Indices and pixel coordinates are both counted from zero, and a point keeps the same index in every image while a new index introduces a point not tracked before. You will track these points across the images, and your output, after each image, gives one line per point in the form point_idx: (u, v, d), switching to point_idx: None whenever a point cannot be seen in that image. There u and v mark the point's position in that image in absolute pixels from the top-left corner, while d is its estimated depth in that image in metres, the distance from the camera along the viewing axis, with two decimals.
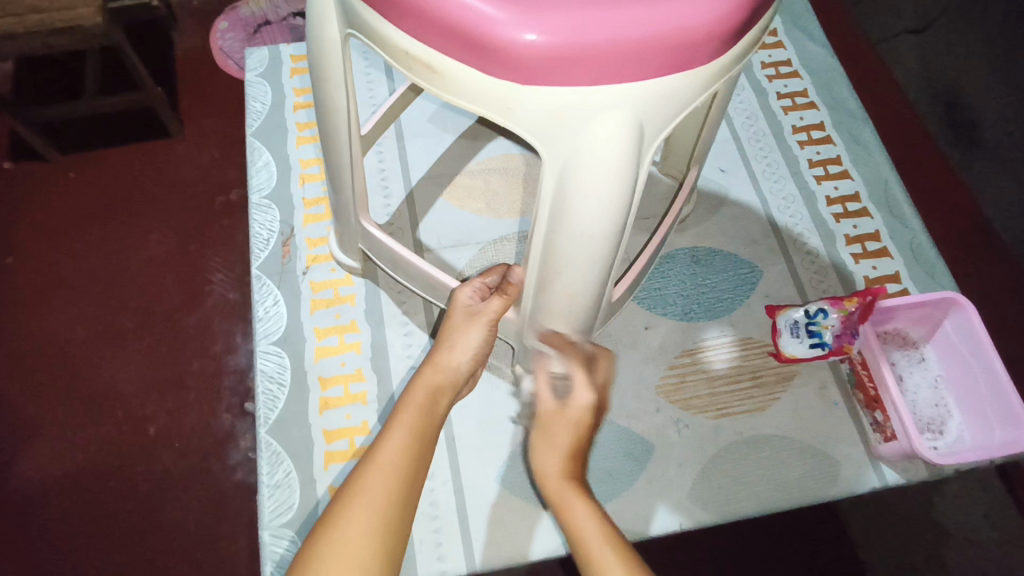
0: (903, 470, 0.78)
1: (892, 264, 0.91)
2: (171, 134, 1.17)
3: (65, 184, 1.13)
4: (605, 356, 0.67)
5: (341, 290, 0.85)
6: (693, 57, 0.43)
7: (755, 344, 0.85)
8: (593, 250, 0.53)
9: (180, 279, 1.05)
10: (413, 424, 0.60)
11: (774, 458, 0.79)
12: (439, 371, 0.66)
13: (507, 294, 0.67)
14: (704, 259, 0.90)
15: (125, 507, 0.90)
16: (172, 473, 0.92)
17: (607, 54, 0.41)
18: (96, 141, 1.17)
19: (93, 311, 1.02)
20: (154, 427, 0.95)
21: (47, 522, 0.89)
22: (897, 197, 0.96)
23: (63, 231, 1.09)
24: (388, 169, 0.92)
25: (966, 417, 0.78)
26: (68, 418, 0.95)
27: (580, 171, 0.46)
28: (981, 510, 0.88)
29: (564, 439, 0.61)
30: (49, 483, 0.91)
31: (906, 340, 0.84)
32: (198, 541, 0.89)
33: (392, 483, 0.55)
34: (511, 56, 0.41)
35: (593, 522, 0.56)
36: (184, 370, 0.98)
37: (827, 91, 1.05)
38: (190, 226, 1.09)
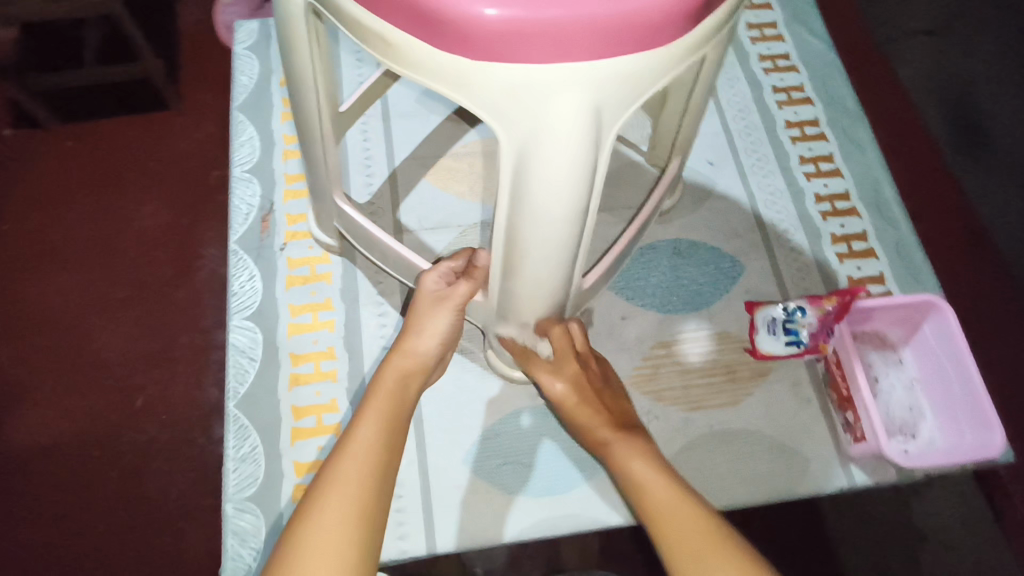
0: (872, 471, 0.78)
1: (877, 265, 0.90)
2: (170, 107, 1.17)
3: (63, 153, 1.12)
4: (551, 334, 0.70)
5: (318, 267, 0.84)
6: (653, 36, 0.42)
7: (732, 339, 0.84)
8: (555, 234, 0.52)
9: (172, 252, 1.05)
10: (385, 410, 0.61)
11: (742, 454, 0.78)
12: (406, 357, 0.67)
13: (475, 279, 0.66)
14: (685, 252, 0.89)
15: (109, 476, 0.91)
16: (157, 445, 0.92)
17: (562, 31, 0.39)
18: (94, 110, 1.16)
19: (84, 280, 1.02)
20: (141, 399, 0.95)
21: (33, 487, 0.90)
22: (887, 197, 0.95)
23: (58, 199, 1.08)
24: (371, 147, 0.92)
25: (939, 420, 0.77)
26: (55, 385, 0.95)
27: (537, 152, 0.45)
28: (962, 518, 0.87)
29: (579, 422, 0.69)
30: (35, 448, 0.92)
31: (884, 342, 0.83)
32: (180, 512, 0.89)
33: (365, 469, 0.56)
34: (463, 30, 0.40)
35: (649, 467, 0.62)
36: (174, 343, 0.98)
37: (823, 86, 1.03)
38: (184, 199, 1.09)
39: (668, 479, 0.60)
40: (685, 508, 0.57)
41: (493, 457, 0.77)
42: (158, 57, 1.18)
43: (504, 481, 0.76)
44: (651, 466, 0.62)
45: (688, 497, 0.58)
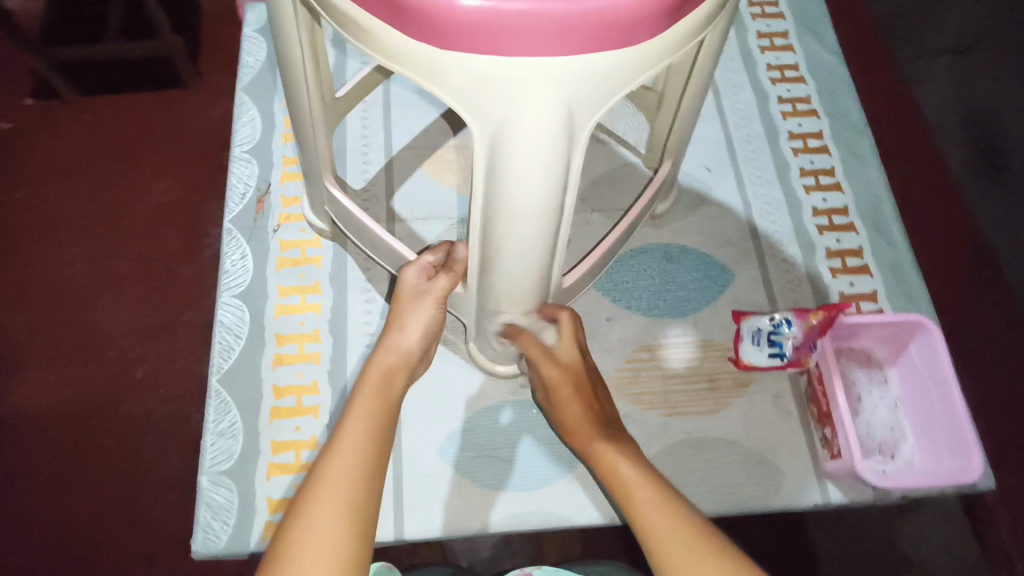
0: (848, 489, 0.77)
1: (870, 282, 0.89)
2: (188, 85, 1.18)
3: (80, 125, 1.14)
4: (563, 317, 0.67)
5: (309, 250, 0.85)
6: (624, 35, 0.41)
7: (717, 347, 0.84)
8: (529, 230, 0.52)
9: (181, 229, 1.06)
10: (374, 409, 0.58)
11: (717, 462, 0.78)
12: (391, 351, 0.65)
13: (454, 271, 0.67)
14: (676, 257, 0.89)
15: (106, 444, 0.92)
16: (155, 416, 0.94)
17: (530, 25, 0.39)
18: (113, 84, 1.18)
19: (92, 251, 1.04)
20: (140, 371, 0.96)
21: (33, 450, 0.92)
22: (886, 214, 0.94)
23: (72, 170, 1.10)
24: (370, 135, 0.92)
25: (919, 442, 0.76)
26: (59, 352, 0.97)
27: (509, 144, 0.45)
28: (946, 543, 0.86)
29: (567, 415, 0.66)
30: (36, 413, 0.94)
31: (870, 360, 0.82)
32: (172, 483, 0.91)
33: (358, 470, 0.52)
34: (433, 19, 0.40)
35: (626, 464, 0.59)
36: (176, 319, 1.00)
37: (830, 99, 1.02)
38: (195, 177, 1.10)
39: (646, 475, 0.57)
40: (651, 507, 0.54)
41: (467, 449, 0.78)
42: (177, 36, 1.20)
43: (476, 473, 0.77)
44: (632, 466, 0.58)
45: (659, 494, 0.54)
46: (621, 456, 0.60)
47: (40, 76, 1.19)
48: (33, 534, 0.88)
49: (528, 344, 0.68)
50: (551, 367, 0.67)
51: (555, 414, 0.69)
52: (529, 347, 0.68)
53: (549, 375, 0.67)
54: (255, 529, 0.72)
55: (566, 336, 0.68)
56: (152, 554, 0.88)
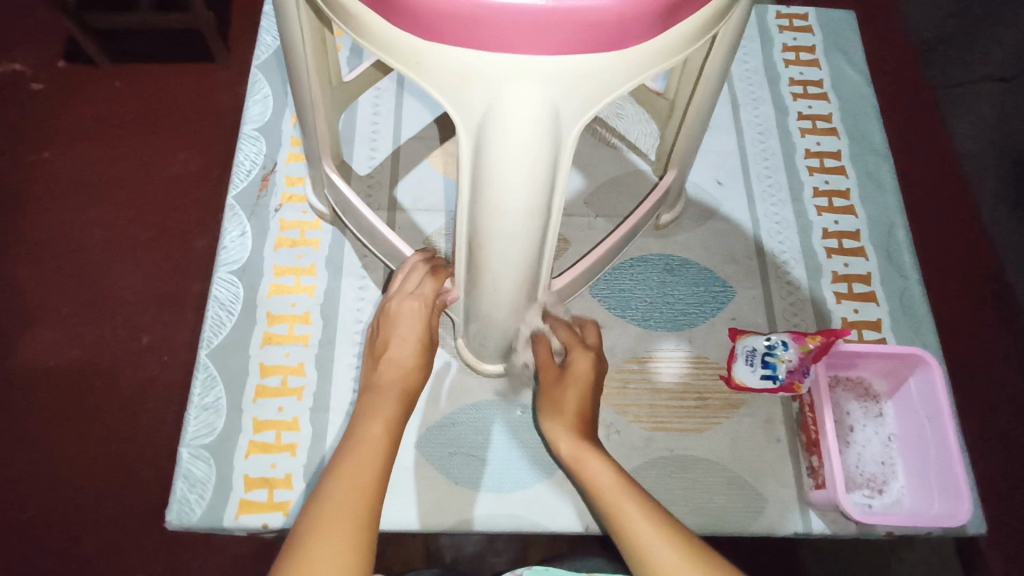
0: (831, 521, 0.75)
1: (875, 311, 0.86)
2: (215, 59, 1.19)
3: (109, 91, 1.16)
4: (591, 324, 0.75)
5: (308, 232, 0.86)
6: (608, 37, 0.40)
7: (709, 364, 0.82)
8: (513, 229, 0.51)
9: (197, 200, 1.07)
10: (381, 433, 0.59)
11: (700, 481, 0.77)
12: (387, 366, 0.67)
13: (438, 274, 0.70)
14: (677, 269, 0.87)
15: (108, 406, 0.93)
16: (157, 383, 0.95)
17: (510, 20, 0.38)
18: (143, 54, 1.19)
19: (109, 216, 1.05)
20: (146, 337, 0.97)
21: (36, 406, 0.93)
22: (899, 242, 0.91)
23: (95, 135, 1.12)
24: (380, 122, 0.92)
25: (909, 480, 0.74)
26: (68, 312, 0.98)
27: (491, 141, 0.44)
28: None
29: (574, 403, 0.67)
30: (41, 370, 0.95)
31: (867, 391, 0.79)
32: (167, 449, 0.91)
33: (361, 492, 0.53)
34: (414, 8, 0.39)
35: (606, 472, 0.59)
36: (185, 289, 1.00)
37: (853, 120, 0.99)
38: (216, 150, 1.11)
39: (622, 482, 0.58)
40: (633, 515, 0.54)
41: (446, 444, 0.77)
42: (208, 10, 1.21)
43: (451, 469, 0.76)
44: (625, 491, 0.57)
45: (639, 505, 0.55)
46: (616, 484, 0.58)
47: (74, 41, 1.20)
48: (30, 488, 0.89)
49: (568, 333, 0.72)
50: (585, 358, 0.70)
51: (557, 404, 0.67)
52: (566, 335, 0.72)
53: (584, 362, 0.70)
54: (229, 505, 0.72)
55: (590, 333, 0.74)
56: (139, 521, 0.88)
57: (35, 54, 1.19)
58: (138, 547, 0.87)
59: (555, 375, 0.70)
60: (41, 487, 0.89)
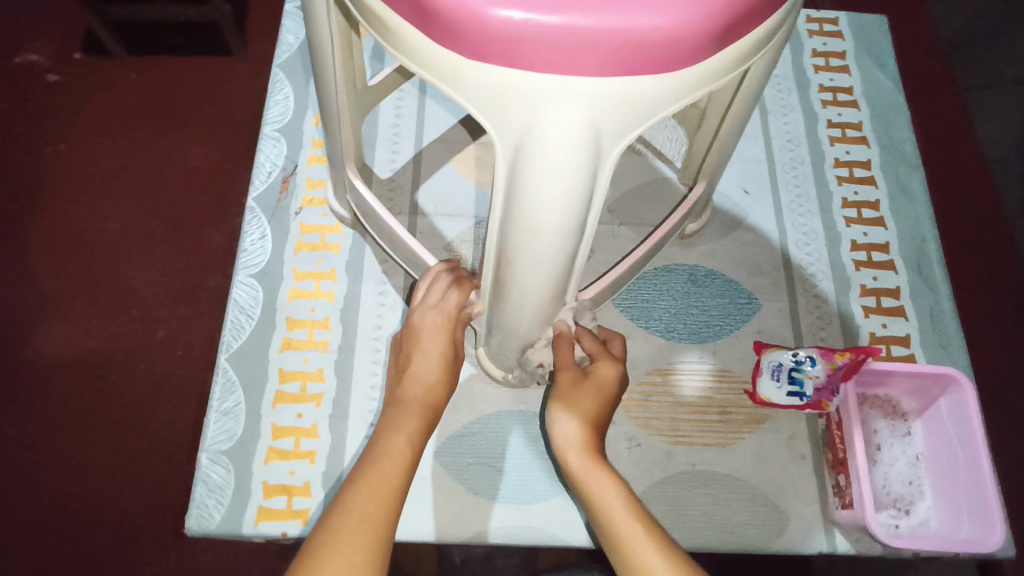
0: (856, 540, 0.74)
1: (904, 326, 0.85)
2: (233, 54, 1.17)
3: (127, 84, 1.13)
4: (616, 338, 0.74)
5: (329, 236, 0.85)
6: (655, 59, 0.39)
7: (733, 378, 0.81)
8: (546, 248, 0.50)
9: (213, 194, 1.05)
10: (404, 449, 0.58)
11: (722, 497, 0.76)
12: (410, 381, 0.66)
13: (465, 285, 0.69)
14: (701, 280, 0.86)
15: (122, 399, 0.92)
16: (171, 377, 0.93)
17: (557, 40, 0.37)
18: (161, 46, 1.16)
19: (124, 208, 1.03)
20: (161, 331, 0.96)
21: (51, 399, 0.92)
22: (930, 255, 0.89)
23: (113, 127, 1.10)
24: (402, 124, 0.91)
25: (937, 502, 0.73)
26: (83, 305, 0.97)
27: (528, 160, 0.43)
28: None
29: (585, 410, 0.64)
30: (58, 363, 0.94)
31: (895, 409, 0.78)
32: (179, 445, 0.90)
33: (382, 509, 0.52)
34: (458, 25, 0.38)
35: (615, 493, 0.57)
36: (201, 284, 0.99)
37: (883, 128, 0.97)
38: (232, 145, 1.09)
39: (630, 507, 0.56)
40: (644, 551, 0.52)
41: (465, 454, 0.76)
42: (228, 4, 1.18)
43: (469, 479, 0.75)
44: (637, 522, 0.54)
45: (649, 536, 0.53)
46: (635, 524, 0.54)
47: (90, 32, 1.18)
48: (43, 482, 0.88)
49: (594, 343, 0.68)
50: (610, 366, 0.68)
51: (565, 410, 0.64)
52: (591, 342, 0.68)
53: (611, 370, 0.68)
54: (248, 511, 0.72)
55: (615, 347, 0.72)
56: (153, 519, 0.87)
57: (53, 44, 1.17)
58: (152, 547, 0.86)
59: (575, 377, 0.66)
60: (58, 480, 0.88)
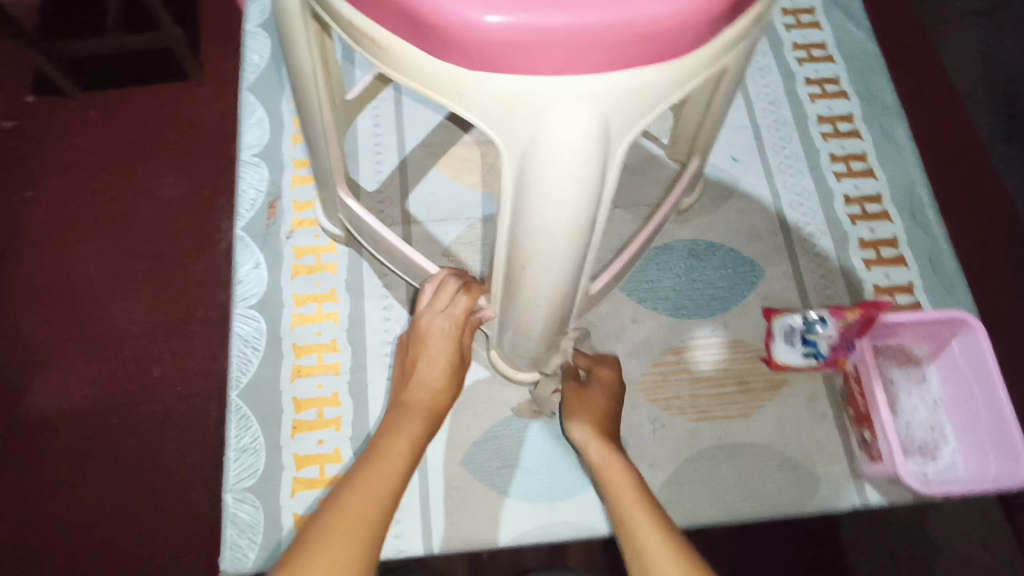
0: (887, 492, 0.75)
1: (906, 274, 0.85)
2: (190, 77, 1.12)
3: (85, 121, 1.09)
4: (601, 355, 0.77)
5: (324, 257, 0.83)
6: (662, 47, 0.39)
7: (746, 347, 0.81)
8: (558, 249, 0.49)
9: (191, 223, 1.02)
10: (404, 450, 0.57)
11: (751, 466, 0.76)
12: (416, 387, 0.65)
13: (472, 292, 0.67)
14: (702, 254, 0.86)
15: (127, 445, 0.90)
16: (173, 415, 0.91)
17: (563, 40, 0.37)
18: (115, 80, 1.12)
19: (101, 248, 1.00)
20: (157, 370, 0.93)
21: (55, 455, 0.89)
22: (922, 201, 0.89)
23: (77, 168, 1.06)
24: (382, 134, 0.89)
25: (960, 443, 0.74)
26: (74, 354, 0.94)
27: (536, 165, 0.42)
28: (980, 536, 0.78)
29: (592, 406, 0.69)
30: (56, 416, 0.91)
31: (908, 357, 0.79)
32: (192, 483, 0.88)
33: (378, 504, 0.50)
34: (458, 38, 0.37)
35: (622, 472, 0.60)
36: (191, 317, 0.96)
37: (861, 79, 0.97)
38: (203, 170, 1.05)
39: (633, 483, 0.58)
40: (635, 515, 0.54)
41: (493, 459, 0.76)
42: (178, 27, 1.13)
43: (500, 482, 0.75)
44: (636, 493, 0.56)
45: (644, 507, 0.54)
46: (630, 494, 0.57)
47: (39, 71, 1.12)
48: (59, 538, 0.86)
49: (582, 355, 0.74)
50: (609, 369, 0.73)
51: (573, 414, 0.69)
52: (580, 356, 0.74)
53: (608, 369, 0.72)
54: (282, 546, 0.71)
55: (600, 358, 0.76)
56: (177, 563, 0.85)
57: (1, 89, 1.12)
58: None
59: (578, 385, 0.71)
60: (76, 535, 0.86)
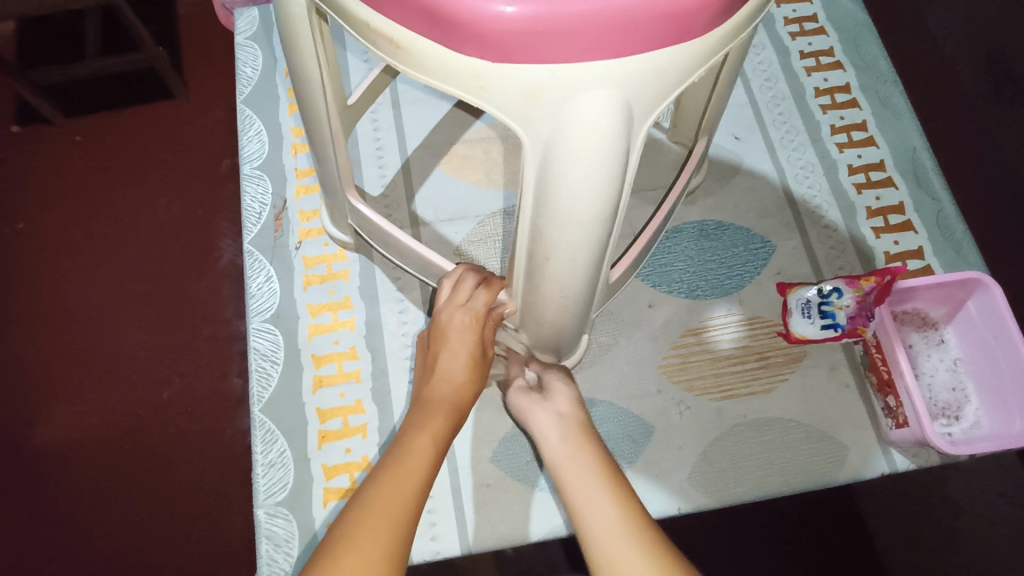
0: (914, 455, 0.76)
1: (916, 239, 0.86)
2: (176, 95, 1.11)
3: (74, 148, 1.07)
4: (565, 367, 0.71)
5: (335, 265, 0.83)
6: (684, 25, 0.39)
7: (764, 323, 0.81)
8: (581, 238, 0.49)
9: (190, 242, 1.01)
10: (429, 444, 0.56)
11: (778, 441, 0.76)
12: (438, 381, 0.63)
13: (493, 285, 0.67)
14: (713, 234, 0.86)
15: (142, 469, 0.89)
16: (186, 437, 0.90)
17: (586, 25, 0.37)
18: (100, 104, 1.10)
19: (100, 274, 0.99)
20: (167, 392, 0.93)
21: (71, 486, 0.89)
22: (925, 164, 0.90)
23: (69, 195, 1.04)
24: (383, 137, 0.88)
25: (984, 402, 0.75)
26: (83, 382, 0.93)
27: (560, 154, 0.42)
28: (1006, 494, 0.78)
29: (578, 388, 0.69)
30: (70, 447, 0.90)
31: (925, 321, 0.80)
32: (213, 503, 0.88)
33: (403, 504, 0.48)
34: (482, 29, 0.37)
35: (562, 389, 0.65)
36: (196, 336, 0.95)
37: (854, 49, 0.97)
38: (197, 189, 1.04)
39: (571, 400, 0.64)
40: (569, 430, 0.59)
41: (523, 453, 0.76)
42: (160, 45, 1.12)
43: (532, 476, 0.75)
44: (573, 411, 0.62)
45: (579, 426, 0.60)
46: (589, 471, 0.54)
47: (22, 101, 1.11)
48: (82, 567, 0.85)
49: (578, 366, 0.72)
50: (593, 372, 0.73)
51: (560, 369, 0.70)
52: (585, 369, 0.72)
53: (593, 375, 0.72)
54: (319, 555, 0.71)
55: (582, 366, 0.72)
56: None
57: None
58: None
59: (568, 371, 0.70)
60: (100, 563, 0.85)
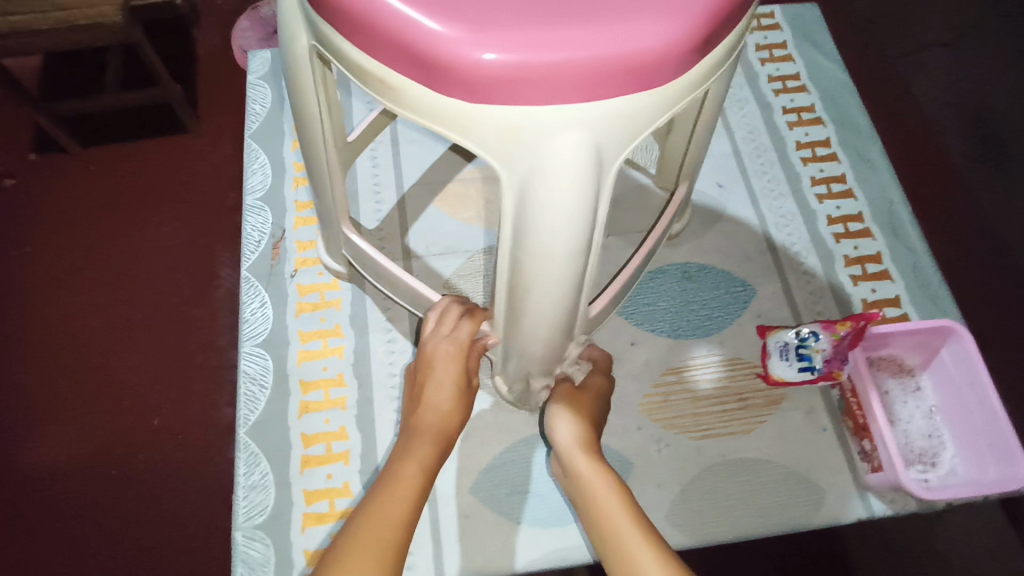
0: (891, 501, 0.76)
1: (892, 288, 0.88)
2: (187, 129, 1.16)
3: (86, 177, 1.12)
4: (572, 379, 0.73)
5: (328, 294, 0.85)
6: (649, 74, 0.42)
7: (743, 364, 0.83)
8: (557, 270, 0.52)
9: (190, 270, 1.04)
10: (415, 473, 0.58)
11: (755, 482, 0.77)
12: (424, 410, 0.66)
13: (477, 316, 0.69)
14: (695, 275, 0.89)
15: (125, 495, 0.89)
16: (172, 463, 0.91)
17: (558, 73, 0.40)
18: (113, 135, 1.15)
19: (100, 299, 1.02)
20: (156, 419, 0.94)
21: (53, 510, 0.89)
22: (901, 216, 0.93)
23: (77, 221, 1.08)
24: (381, 174, 0.92)
25: (960, 449, 0.76)
26: (75, 404, 0.95)
27: (536, 189, 0.45)
28: (988, 546, 0.78)
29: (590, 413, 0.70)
30: (55, 470, 0.91)
31: (901, 367, 0.82)
32: (194, 531, 0.88)
33: (392, 537, 0.50)
34: (464, 73, 0.41)
35: (573, 433, 0.65)
36: (189, 363, 0.97)
37: (834, 106, 1.02)
38: (201, 219, 1.08)
39: (586, 447, 0.64)
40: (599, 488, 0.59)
41: (502, 486, 0.77)
42: (176, 82, 1.17)
43: (510, 508, 0.76)
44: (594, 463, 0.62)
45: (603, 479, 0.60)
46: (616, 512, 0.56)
47: (40, 130, 1.16)
48: None
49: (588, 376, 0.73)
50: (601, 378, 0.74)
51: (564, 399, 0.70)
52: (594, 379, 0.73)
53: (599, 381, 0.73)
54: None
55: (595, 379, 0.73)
56: None
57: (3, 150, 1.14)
58: None
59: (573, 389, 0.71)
60: None
